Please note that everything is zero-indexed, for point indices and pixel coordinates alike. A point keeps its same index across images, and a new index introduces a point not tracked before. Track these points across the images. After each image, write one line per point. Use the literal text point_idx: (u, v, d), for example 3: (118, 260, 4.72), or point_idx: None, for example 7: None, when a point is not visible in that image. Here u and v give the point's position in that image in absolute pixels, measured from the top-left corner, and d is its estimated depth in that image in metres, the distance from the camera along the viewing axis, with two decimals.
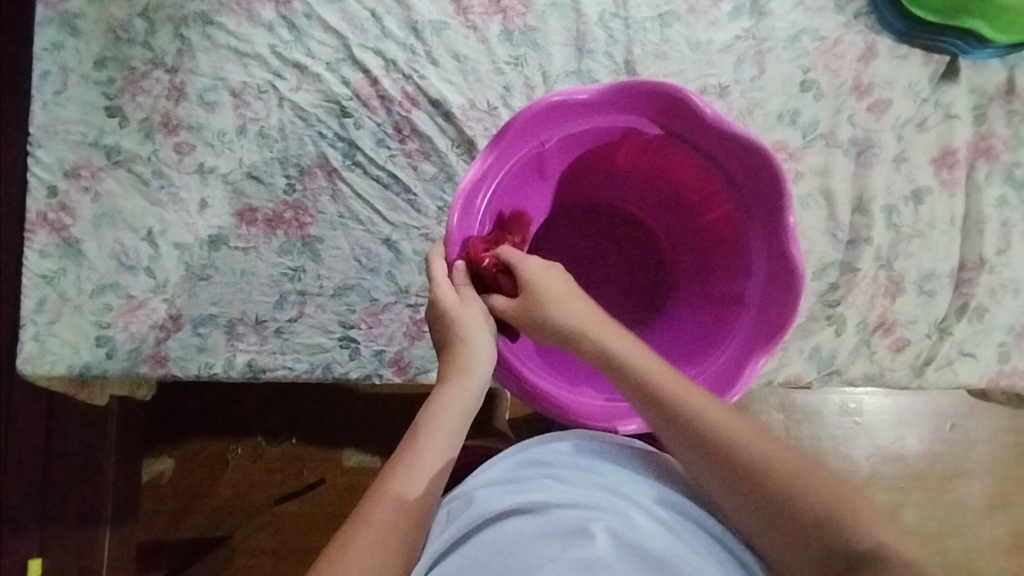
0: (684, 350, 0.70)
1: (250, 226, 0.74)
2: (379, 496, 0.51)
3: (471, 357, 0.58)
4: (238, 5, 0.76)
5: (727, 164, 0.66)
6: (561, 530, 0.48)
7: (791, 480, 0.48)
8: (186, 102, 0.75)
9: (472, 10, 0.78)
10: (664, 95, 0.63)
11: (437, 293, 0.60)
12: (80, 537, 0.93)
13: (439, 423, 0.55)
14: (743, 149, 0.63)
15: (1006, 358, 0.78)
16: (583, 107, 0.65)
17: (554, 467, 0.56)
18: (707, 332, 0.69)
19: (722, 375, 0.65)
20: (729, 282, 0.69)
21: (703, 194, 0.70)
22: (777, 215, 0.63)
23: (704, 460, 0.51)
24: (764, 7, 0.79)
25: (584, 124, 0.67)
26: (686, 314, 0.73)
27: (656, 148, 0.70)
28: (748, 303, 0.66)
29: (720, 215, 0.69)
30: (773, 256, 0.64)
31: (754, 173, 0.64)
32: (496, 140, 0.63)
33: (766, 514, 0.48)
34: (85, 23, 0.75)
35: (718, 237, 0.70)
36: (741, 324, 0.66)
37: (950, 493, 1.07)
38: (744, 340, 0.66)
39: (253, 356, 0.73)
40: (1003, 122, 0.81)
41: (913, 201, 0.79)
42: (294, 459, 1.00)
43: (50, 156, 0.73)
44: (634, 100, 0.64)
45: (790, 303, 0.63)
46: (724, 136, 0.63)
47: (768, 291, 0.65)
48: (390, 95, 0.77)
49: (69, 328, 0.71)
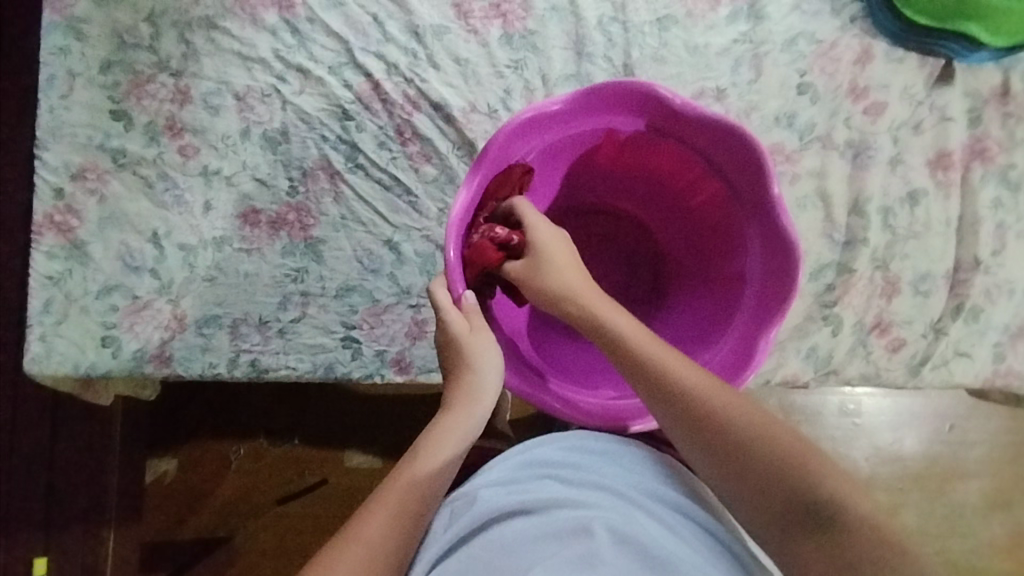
0: (699, 335, 0.71)
1: (253, 228, 0.75)
2: (378, 505, 0.52)
3: (475, 385, 0.59)
4: (242, 10, 0.77)
5: (711, 151, 0.67)
6: (562, 529, 0.49)
7: (777, 450, 0.50)
8: (190, 105, 0.76)
9: (472, 14, 0.79)
10: (635, 90, 0.65)
11: (449, 320, 0.60)
12: (85, 535, 0.96)
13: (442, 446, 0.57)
14: (721, 130, 0.64)
15: (1001, 358, 0.79)
16: (557, 114, 0.66)
17: (554, 467, 0.57)
18: (715, 316, 0.70)
19: (740, 353, 0.65)
20: (727, 262, 0.70)
21: (687, 179, 0.71)
22: (762, 192, 0.65)
23: (694, 433, 0.52)
24: (761, 10, 0.80)
25: (562, 131, 0.68)
26: (691, 304, 0.74)
27: (638, 142, 0.71)
28: (749, 281, 0.67)
29: (707, 197, 0.70)
30: (765, 231, 0.66)
31: (734, 153, 0.65)
32: (477, 163, 0.62)
33: (749, 489, 0.49)
34: (90, 27, 0.76)
35: (709, 219, 0.71)
36: (747, 300, 0.67)
37: (949, 493, 1.08)
38: (752, 315, 0.66)
39: (257, 356, 0.74)
40: (998, 124, 0.81)
41: (909, 203, 0.80)
42: (297, 458, 1.01)
43: (57, 158, 0.74)
44: (607, 100, 0.66)
45: (788, 267, 0.64)
46: (701, 123, 0.65)
47: (768, 268, 0.66)
48: (392, 98, 0.78)
49: (76, 328, 0.72)
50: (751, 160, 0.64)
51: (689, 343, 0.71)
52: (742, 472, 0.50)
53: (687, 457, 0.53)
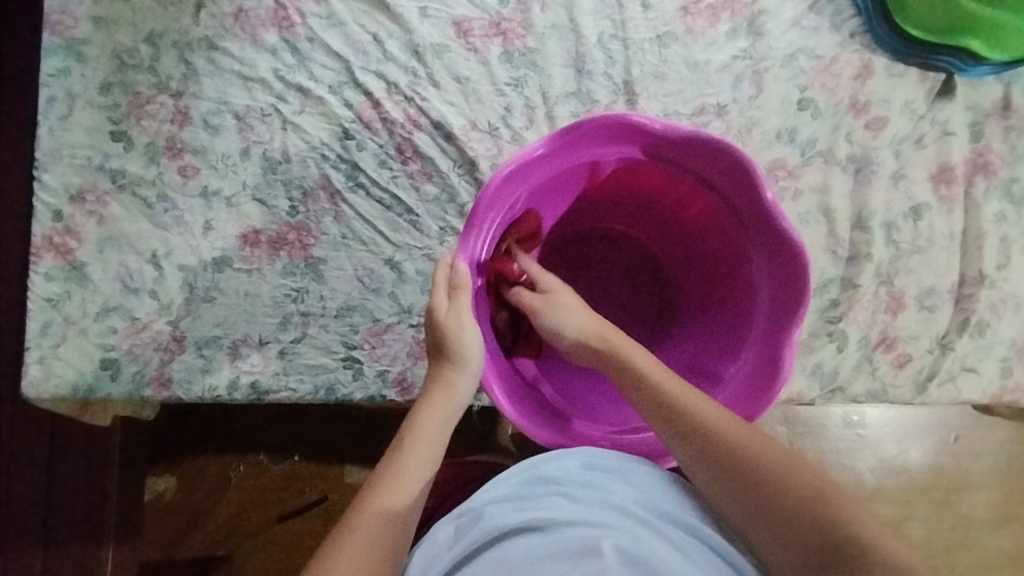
0: (714, 347, 0.70)
1: (253, 248, 0.75)
2: (370, 501, 0.52)
3: (455, 372, 0.59)
4: (241, 30, 0.77)
5: (699, 171, 0.66)
6: (572, 549, 0.48)
7: (798, 490, 0.51)
8: (190, 125, 0.75)
9: (472, 33, 0.79)
10: (616, 122, 0.63)
11: (434, 300, 0.61)
12: (83, 553, 0.96)
13: (426, 428, 0.57)
14: (711, 147, 0.63)
15: (1008, 373, 0.78)
16: (542, 158, 0.64)
17: (562, 484, 0.56)
18: (725, 332, 0.69)
19: (764, 370, 0.64)
20: (732, 275, 0.69)
21: (677, 194, 0.71)
22: (759, 205, 0.63)
23: (716, 477, 0.53)
24: (761, 26, 0.80)
25: (547, 173, 0.66)
26: (698, 317, 0.74)
27: (626, 167, 0.69)
28: (760, 293, 0.66)
29: (699, 210, 0.70)
30: (769, 242, 0.64)
31: (725, 170, 0.64)
32: (471, 220, 0.61)
33: (772, 532, 0.51)
34: (90, 48, 0.75)
35: (705, 230, 0.71)
36: (760, 311, 0.66)
37: (955, 505, 1.07)
38: (767, 328, 0.65)
39: (258, 377, 0.74)
40: (1000, 138, 0.81)
41: (912, 217, 0.79)
42: (297, 476, 1.00)
43: (56, 180, 0.73)
44: (590, 134, 0.64)
45: (798, 275, 0.62)
46: (690, 143, 0.63)
47: (777, 282, 0.64)
48: (392, 117, 0.77)
49: (75, 351, 0.71)
50: (742, 172, 0.63)
51: (702, 354, 0.71)
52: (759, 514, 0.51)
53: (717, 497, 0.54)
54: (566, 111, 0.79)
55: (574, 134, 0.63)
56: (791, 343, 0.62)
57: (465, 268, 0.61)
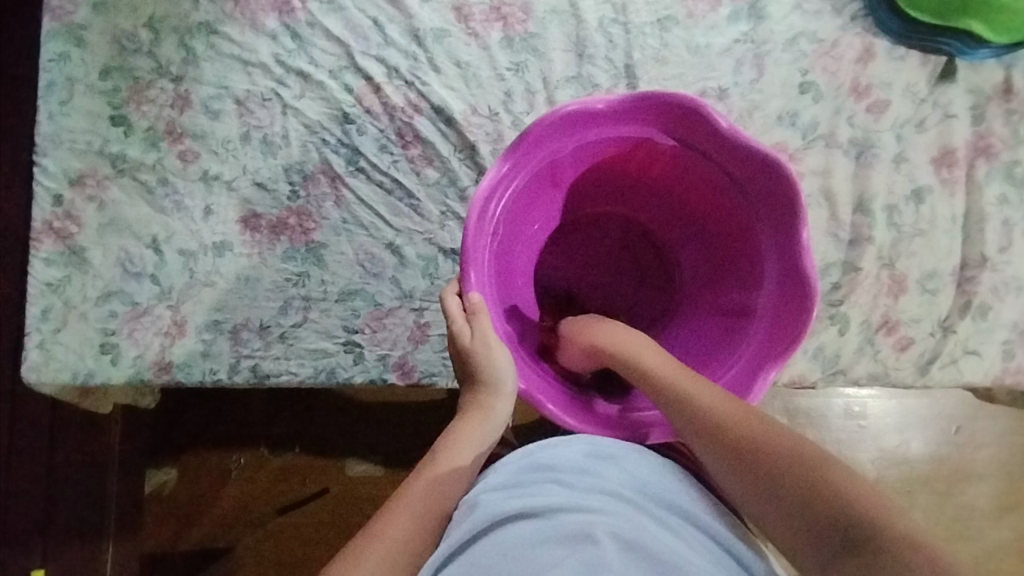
0: (732, 285, 0.70)
1: (254, 233, 0.75)
2: (400, 506, 0.54)
3: (489, 396, 0.61)
4: (242, 15, 0.77)
5: (664, 132, 0.66)
6: (565, 535, 0.47)
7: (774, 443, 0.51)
8: (190, 110, 0.75)
9: (473, 17, 0.79)
10: (564, 114, 0.63)
11: (455, 329, 0.62)
12: (82, 547, 0.94)
13: (460, 450, 0.59)
14: (664, 100, 0.63)
15: (1011, 356, 0.78)
16: (510, 167, 0.63)
17: (556, 471, 0.55)
18: (738, 271, 0.69)
19: (791, 288, 0.63)
20: (725, 218, 0.69)
21: (646, 158, 0.71)
22: (725, 142, 0.63)
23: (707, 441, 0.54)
24: (762, 10, 0.80)
25: (519, 178, 0.65)
26: (705, 267, 0.74)
27: (589, 151, 0.69)
28: (758, 226, 0.65)
29: (668, 165, 0.70)
30: (751, 178, 0.64)
31: (688, 122, 0.64)
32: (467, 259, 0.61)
33: (742, 473, 0.51)
34: (90, 33, 0.75)
35: (681, 185, 0.72)
36: (765, 244, 0.65)
37: (956, 496, 1.07)
38: (778, 256, 0.64)
39: (259, 362, 0.73)
40: (1001, 121, 0.81)
41: (914, 201, 0.79)
42: (298, 468, 0.99)
43: (56, 165, 0.73)
44: (547, 131, 0.64)
45: (784, 196, 0.62)
46: (646, 103, 0.64)
47: (771, 211, 0.64)
48: (393, 101, 0.77)
49: (75, 335, 0.71)
50: (699, 119, 0.63)
51: (716, 302, 0.71)
52: (791, 510, 0.47)
53: (709, 463, 0.54)
54: (567, 95, 0.79)
55: (531, 136, 0.63)
56: (806, 247, 0.61)
57: (478, 297, 0.60)
